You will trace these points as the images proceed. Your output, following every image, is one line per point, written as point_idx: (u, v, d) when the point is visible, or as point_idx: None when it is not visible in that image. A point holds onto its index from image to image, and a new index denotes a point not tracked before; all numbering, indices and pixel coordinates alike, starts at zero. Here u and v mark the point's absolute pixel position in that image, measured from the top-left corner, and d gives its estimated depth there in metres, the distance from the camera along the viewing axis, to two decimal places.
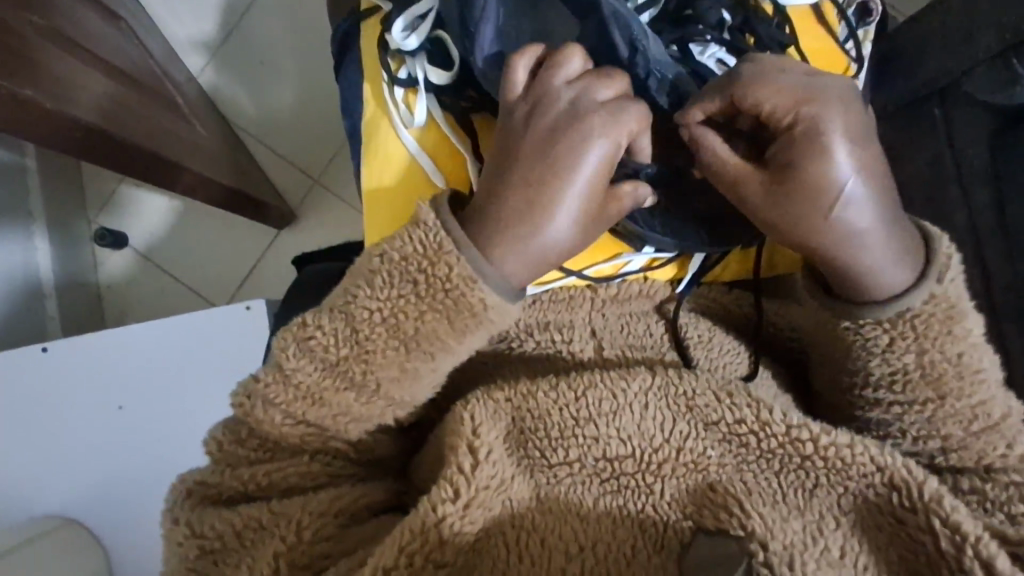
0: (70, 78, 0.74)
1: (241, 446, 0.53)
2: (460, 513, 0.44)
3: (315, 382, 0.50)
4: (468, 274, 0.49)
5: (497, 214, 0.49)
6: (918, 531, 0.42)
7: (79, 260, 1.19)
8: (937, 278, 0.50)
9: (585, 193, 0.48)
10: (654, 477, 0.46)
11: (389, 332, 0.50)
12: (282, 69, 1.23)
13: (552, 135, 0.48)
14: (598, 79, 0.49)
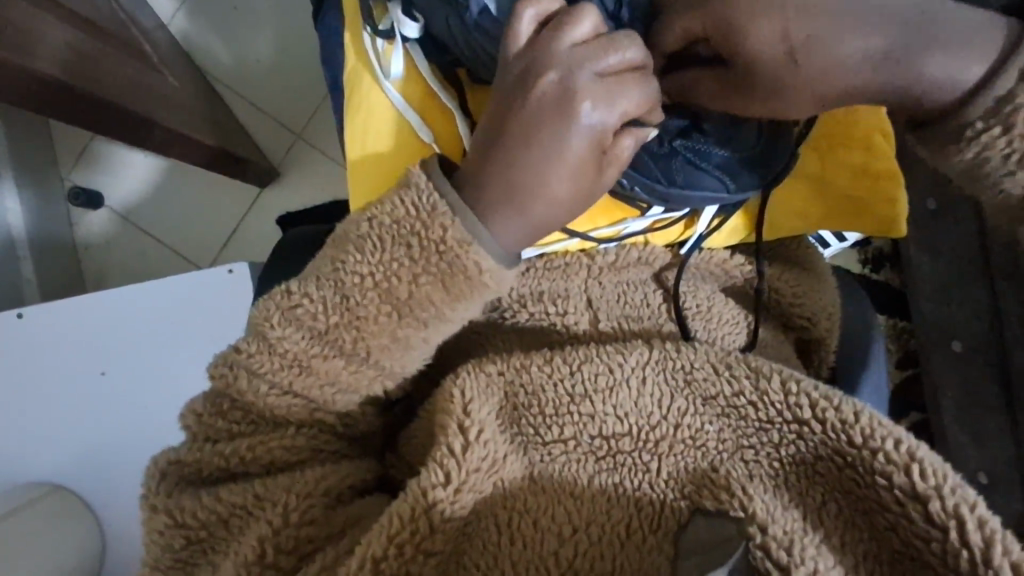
0: (26, 27, 0.68)
1: (222, 418, 0.50)
2: (451, 499, 0.42)
3: (303, 351, 0.48)
4: (461, 236, 0.45)
5: (489, 177, 0.45)
6: (929, 526, 0.38)
7: (56, 220, 1.13)
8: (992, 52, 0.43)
9: (577, 164, 0.44)
10: (651, 455, 0.45)
11: (381, 296, 0.47)
12: (258, 16, 1.16)
13: (540, 103, 0.43)
14: (607, 43, 0.43)
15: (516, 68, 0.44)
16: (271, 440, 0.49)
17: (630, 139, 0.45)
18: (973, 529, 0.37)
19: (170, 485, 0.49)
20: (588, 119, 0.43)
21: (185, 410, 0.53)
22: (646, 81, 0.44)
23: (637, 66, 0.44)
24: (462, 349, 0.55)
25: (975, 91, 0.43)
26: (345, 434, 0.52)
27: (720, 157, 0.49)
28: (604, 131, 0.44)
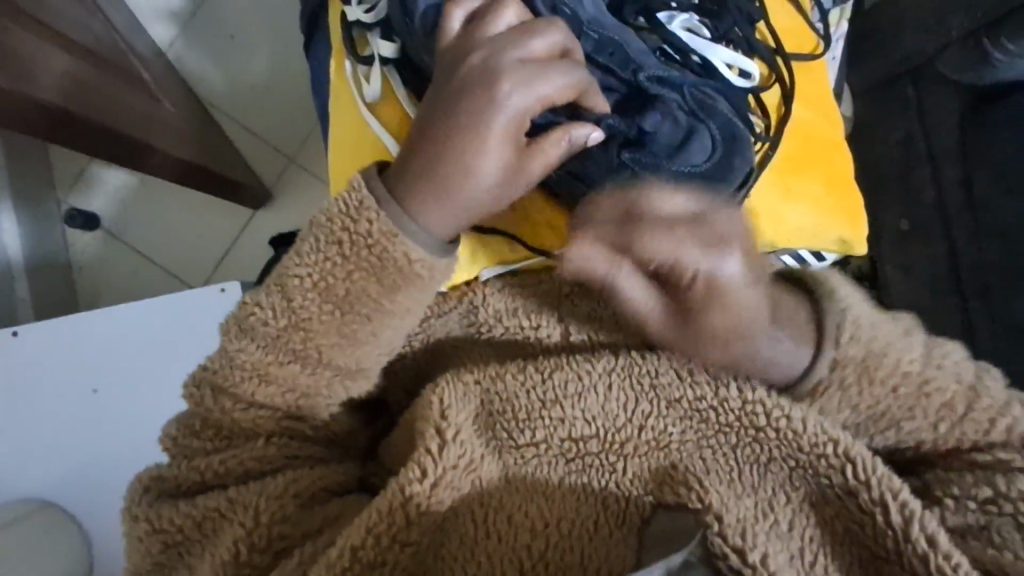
0: (31, 55, 0.71)
1: (196, 437, 0.53)
2: (427, 493, 0.45)
3: (259, 360, 0.50)
4: (387, 227, 0.47)
5: (417, 166, 0.47)
6: (870, 504, 0.44)
7: (50, 241, 1.16)
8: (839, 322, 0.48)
9: (500, 149, 0.47)
10: (617, 456, 0.47)
11: (321, 296, 0.49)
12: (254, 41, 1.21)
13: (463, 90, 0.46)
14: (527, 32, 0.47)
15: (447, 57, 0.48)
16: (242, 453, 0.52)
17: (556, 138, 0.47)
18: (895, 511, 0.43)
19: (150, 499, 0.51)
20: (510, 100, 0.46)
21: (162, 434, 0.55)
22: (566, 64, 0.47)
23: (558, 52, 0.47)
24: (435, 361, 0.58)
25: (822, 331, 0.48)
26: (319, 437, 0.54)
27: (661, 146, 0.50)
28: (525, 112, 0.47)
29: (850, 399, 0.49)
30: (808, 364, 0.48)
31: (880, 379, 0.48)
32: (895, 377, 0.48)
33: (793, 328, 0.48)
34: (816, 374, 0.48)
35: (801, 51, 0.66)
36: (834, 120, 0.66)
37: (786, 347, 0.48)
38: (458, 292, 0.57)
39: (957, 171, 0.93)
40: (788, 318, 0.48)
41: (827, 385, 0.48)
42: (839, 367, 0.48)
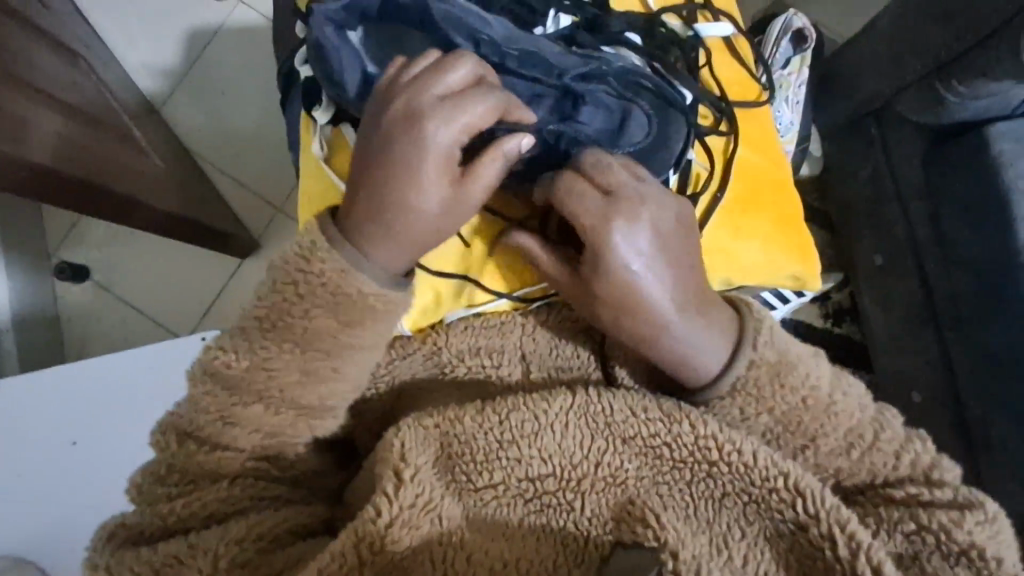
0: (21, 118, 0.74)
1: (161, 483, 0.53)
2: (383, 532, 0.45)
3: (223, 402, 0.52)
4: (340, 265, 0.49)
5: (364, 209, 0.49)
6: (818, 538, 0.46)
7: (40, 295, 1.17)
8: (752, 344, 0.54)
9: (434, 181, 0.48)
10: (575, 494, 0.49)
11: (280, 336, 0.50)
12: (242, 96, 1.26)
13: (390, 131, 0.48)
14: (442, 69, 0.48)
15: (376, 101, 0.49)
16: (207, 495, 0.52)
17: (488, 166, 0.49)
18: (844, 547, 0.45)
19: (114, 546, 0.50)
20: (439, 136, 0.48)
21: (130, 482, 0.55)
22: (484, 90, 0.48)
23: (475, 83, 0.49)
24: (400, 403, 0.60)
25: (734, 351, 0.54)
26: (285, 477, 0.55)
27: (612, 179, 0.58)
28: (454, 146, 0.48)
29: (757, 397, 0.54)
30: (725, 365, 0.54)
31: (789, 386, 0.54)
32: (798, 394, 0.54)
33: (724, 321, 0.54)
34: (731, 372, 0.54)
35: (746, 99, 0.70)
36: (779, 164, 0.70)
37: (720, 338, 0.54)
38: (422, 334, 0.59)
39: (923, 209, 0.97)
40: (716, 322, 0.54)
41: (743, 381, 0.54)
42: (755, 366, 0.54)
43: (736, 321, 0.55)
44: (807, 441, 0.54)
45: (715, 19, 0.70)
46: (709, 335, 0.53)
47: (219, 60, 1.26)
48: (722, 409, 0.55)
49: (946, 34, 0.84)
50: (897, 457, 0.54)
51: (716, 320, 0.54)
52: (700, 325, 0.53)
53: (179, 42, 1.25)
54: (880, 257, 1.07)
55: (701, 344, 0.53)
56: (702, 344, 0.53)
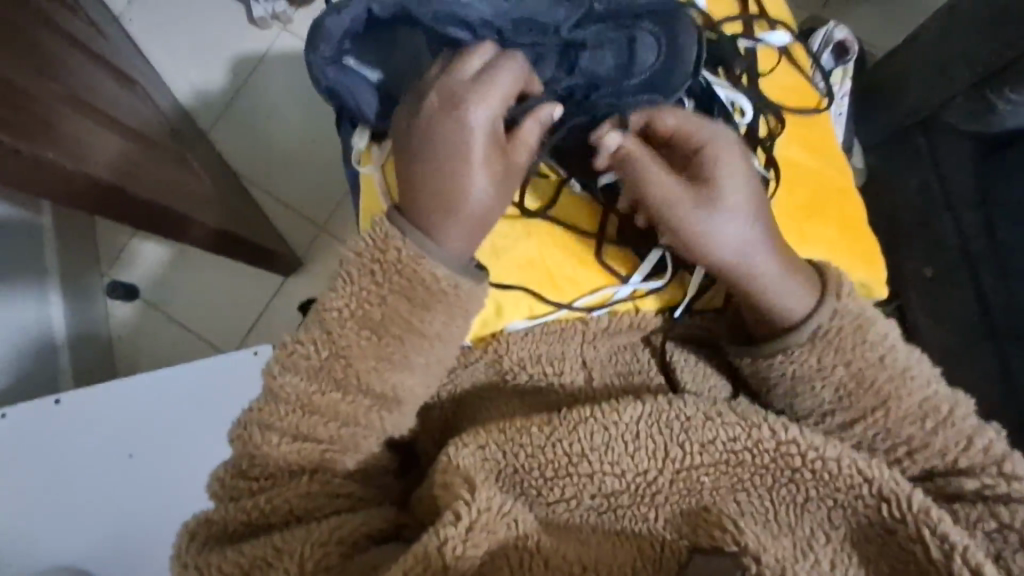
0: (87, 140, 0.78)
1: (243, 477, 0.54)
2: (463, 536, 0.44)
3: (302, 390, 0.52)
4: (414, 252, 0.51)
5: (422, 192, 0.52)
6: (907, 540, 0.45)
7: (93, 312, 1.21)
8: (835, 295, 0.56)
9: (484, 160, 0.52)
10: (649, 507, 0.48)
11: (359, 323, 0.52)
12: (287, 119, 1.30)
13: (431, 121, 0.52)
14: (463, 61, 0.53)
15: (410, 100, 0.54)
16: (288, 490, 0.52)
17: (526, 142, 0.54)
18: (934, 546, 0.44)
19: (201, 548, 0.51)
20: (478, 117, 0.52)
21: (211, 476, 0.56)
22: (506, 66, 0.53)
23: (494, 63, 0.54)
24: (462, 411, 0.60)
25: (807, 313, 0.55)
26: (357, 474, 0.55)
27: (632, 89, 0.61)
28: (495, 123, 0.52)
29: (836, 347, 0.55)
30: (805, 315, 0.55)
31: (870, 340, 0.55)
32: (875, 349, 0.55)
33: (804, 271, 0.57)
34: (821, 311, 0.55)
35: (807, 106, 0.70)
36: (842, 168, 0.70)
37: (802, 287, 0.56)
38: (484, 342, 0.60)
39: (976, 218, 0.94)
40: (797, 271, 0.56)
41: (825, 329, 0.55)
42: (839, 315, 0.55)
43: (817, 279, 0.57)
44: (880, 401, 0.54)
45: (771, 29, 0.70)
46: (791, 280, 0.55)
47: (265, 84, 1.30)
48: (800, 358, 0.55)
49: (996, 39, 0.83)
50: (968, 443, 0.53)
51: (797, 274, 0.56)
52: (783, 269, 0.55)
53: (227, 68, 1.30)
54: (929, 269, 1.04)
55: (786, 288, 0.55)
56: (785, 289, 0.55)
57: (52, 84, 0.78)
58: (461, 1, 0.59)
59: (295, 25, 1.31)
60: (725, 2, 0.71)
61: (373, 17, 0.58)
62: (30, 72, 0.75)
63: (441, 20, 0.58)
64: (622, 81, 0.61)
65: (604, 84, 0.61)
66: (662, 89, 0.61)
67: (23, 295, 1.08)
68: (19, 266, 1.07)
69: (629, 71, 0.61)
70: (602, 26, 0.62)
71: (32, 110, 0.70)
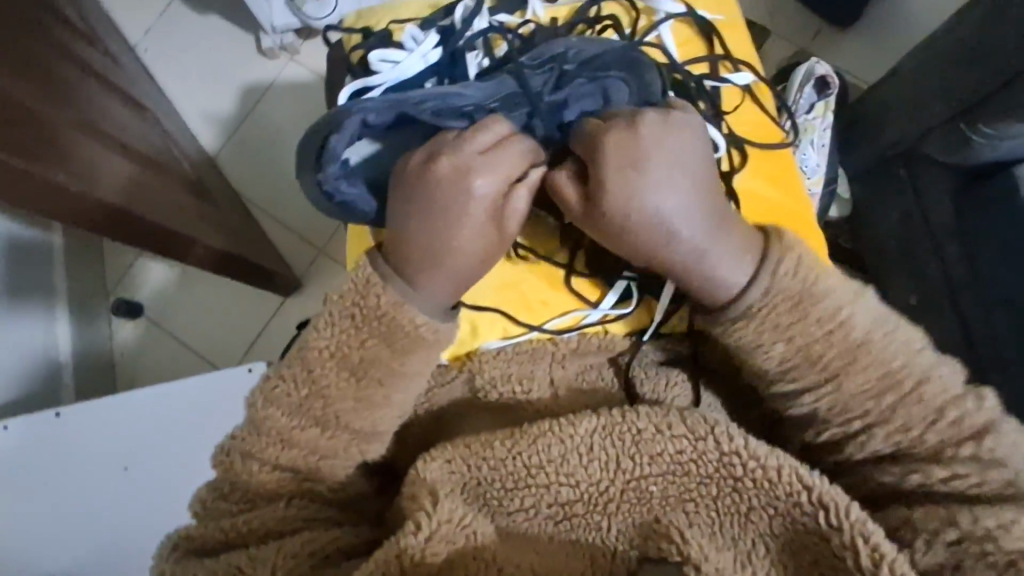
0: (98, 164, 0.82)
1: (225, 500, 0.56)
2: (422, 545, 0.47)
3: (284, 426, 0.55)
4: (396, 299, 0.54)
5: (414, 247, 0.54)
6: (841, 548, 0.47)
7: (97, 329, 1.25)
8: (771, 272, 0.57)
9: (476, 226, 0.54)
10: (601, 515, 0.51)
11: (338, 364, 0.55)
12: (290, 145, 1.35)
13: (436, 184, 0.54)
14: (479, 132, 0.55)
15: (419, 160, 0.55)
16: (265, 514, 0.55)
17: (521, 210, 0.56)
18: (863, 555, 0.46)
19: (177, 557, 0.53)
20: (482, 188, 0.54)
21: (192, 496, 0.59)
22: (520, 144, 0.55)
23: (508, 138, 0.56)
24: (440, 425, 0.63)
25: (748, 284, 0.57)
26: (335, 499, 0.58)
27: None
28: (495, 194, 0.54)
29: (776, 323, 0.57)
30: (747, 282, 0.57)
31: (812, 316, 0.56)
32: (824, 324, 0.56)
33: (748, 243, 0.58)
34: (756, 285, 0.57)
35: (770, 141, 0.74)
36: (803, 202, 0.73)
37: (740, 258, 0.57)
38: (460, 361, 0.65)
39: (956, 246, 0.97)
40: (731, 245, 0.57)
41: (759, 306, 0.57)
42: (772, 293, 0.57)
43: (761, 244, 0.59)
44: (827, 375, 0.56)
45: (735, 70, 0.75)
46: (729, 254, 0.56)
47: (271, 113, 1.36)
48: (741, 330, 0.57)
49: (967, 75, 0.86)
50: (949, 452, 0.54)
51: (730, 250, 0.56)
52: (718, 243, 0.56)
53: (235, 97, 1.37)
54: (914, 296, 1.07)
55: (717, 267, 0.56)
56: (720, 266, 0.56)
57: (66, 112, 0.83)
58: (452, 93, 0.60)
59: (302, 56, 1.38)
60: (693, 45, 0.75)
61: (364, 122, 0.59)
62: (46, 101, 0.80)
63: (443, 115, 0.59)
64: None
65: None
66: None
67: (37, 310, 1.12)
68: (29, 285, 1.11)
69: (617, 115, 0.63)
70: (580, 82, 0.63)
71: (47, 139, 0.75)
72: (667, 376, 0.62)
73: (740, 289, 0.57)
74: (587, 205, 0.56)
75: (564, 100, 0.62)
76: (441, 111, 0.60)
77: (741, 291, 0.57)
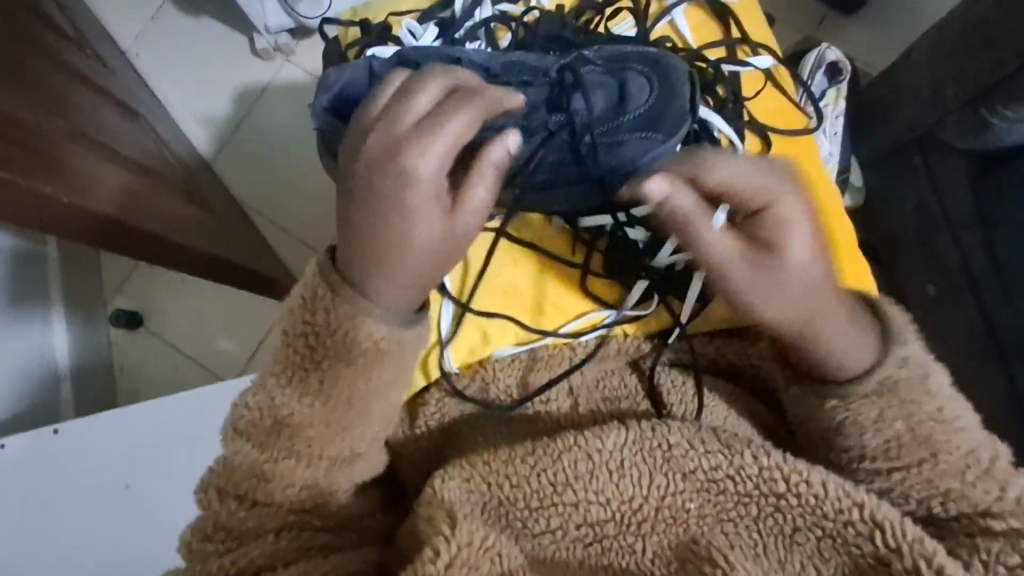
0: (87, 171, 0.79)
1: (208, 540, 0.53)
2: (443, 574, 0.44)
3: (255, 459, 0.52)
4: (348, 312, 0.49)
5: (360, 253, 0.48)
6: (905, 573, 0.45)
7: (96, 340, 1.22)
8: (898, 347, 0.54)
9: (424, 215, 0.47)
10: (636, 537, 0.48)
11: (299, 389, 0.52)
12: (288, 148, 1.31)
13: (370, 172, 0.46)
14: (409, 101, 0.47)
15: (353, 148, 0.48)
16: (253, 549, 0.52)
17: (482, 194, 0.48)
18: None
19: None
20: (418, 166, 0.46)
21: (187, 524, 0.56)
22: (459, 101, 0.47)
23: (446, 100, 0.47)
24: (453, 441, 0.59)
25: (872, 367, 0.53)
26: (327, 526, 0.55)
27: (624, 128, 0.60)
28: (437, 171, 0.46)
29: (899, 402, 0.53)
30: (864, 369, 0.53)
31: (915, 402, 0.53)
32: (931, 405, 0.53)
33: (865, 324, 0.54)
34: (877, 373, 0.53)
35: (793, 127, 0.70)
36: (829, 191, 0.70)
37: (865, 336, 0.53)
38: (471, 369, 0.62)
39: (974, 234, 0.93)
40: (858, 325, 0.53)
41: (889, 382, 0.53)
42: (906, 367, 0.53)
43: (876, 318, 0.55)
44: (930, 454, 0.52)
45: (754, 54, 0.71)
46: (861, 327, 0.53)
47: (268, 116, 1.32)
48: (862, 408, 0.53)
49: (988, 57, 0.82)
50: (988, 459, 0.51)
51: (855, 323, 0.53)
52: (848, 322, 0.52)
53: (229, 100, 1.33)
54: (933, 287, 1.03)
55: (841, 338, 0.52)
56: (845, 341, 0.53)
57: (53, 117, 0.79)
58: (452, 51, 0.63)
59: (297, 57, 1.34)
60: (707, 29, 0.72)
61: (369, 69, 0.61)
62: (32, 107, 0.76)
63: (431, 59, 0.62)
64: (618, 120, 0.60)
65: (600, 124, 0.61)
66: (658, 127, 0.60)
67: (34, 322, 1.09)
68: (25, 297, 1.08)
69: (623, 110, 0.61)
70: (593, 69, 0.62)
71: (34, 145, 0.71)
72: (689, 391, 0.58)
73: (864, 369, 0.53)
74: (745, 279, 0.50)
75: (574, 83, 0.61)
76: (433, 58, 0.62)
77: (857, 378, 0.53)
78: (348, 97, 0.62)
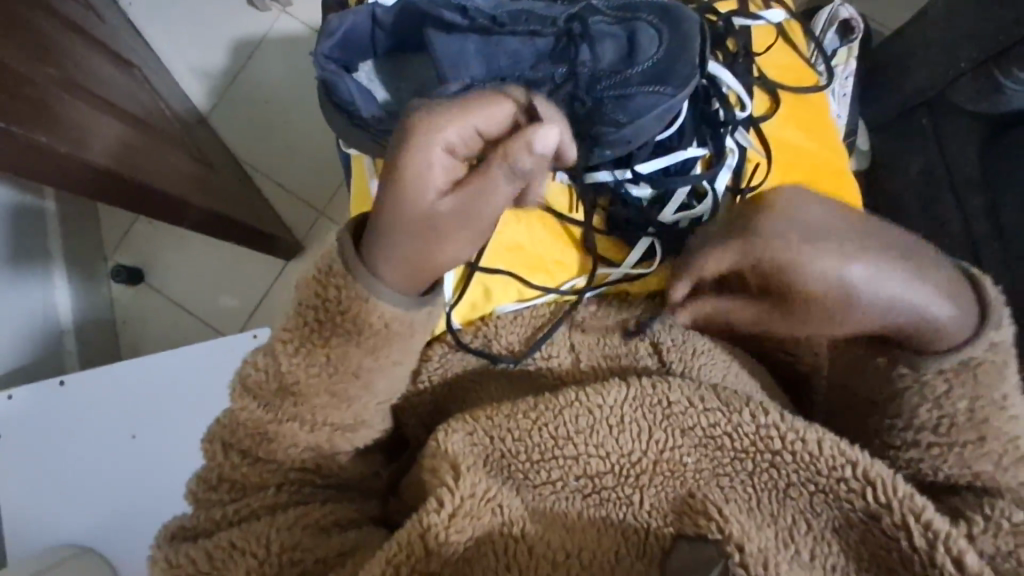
0: (83, 124, 0.77)
1: (214, 491, 0.55)
2: (446, 523, 0.45)
3: (259, 418, 0.53)
4: (360, 292, 0.48)
5: (375, 240, 0.46)
6: (892, 527, 0.47)
7: (96, 294, 1.22)
8: (995, 327, 0.54)
9: (429, 207, 0.44)
10: (633, 488, 0.49)
11: (306, 360, 0.51)
12: (286, 101, 1.29)
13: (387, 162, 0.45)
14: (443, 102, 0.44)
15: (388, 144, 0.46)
16: (253, 501, 0.54)
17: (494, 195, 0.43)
18: (918, 534, 0.46)
19: (172, 541, 0.53)
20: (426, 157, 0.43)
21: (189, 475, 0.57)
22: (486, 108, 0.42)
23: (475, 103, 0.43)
24: (455, 396, 0.60)
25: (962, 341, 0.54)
26: (328, 483, 0.56)
27: (631, 79, 0.59)
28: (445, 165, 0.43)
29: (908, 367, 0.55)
30: (957, 338, 0.54)
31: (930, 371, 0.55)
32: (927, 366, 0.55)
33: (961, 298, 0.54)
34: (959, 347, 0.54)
35: (802, 84, 0.69)
36: (835, 147, 0.69)
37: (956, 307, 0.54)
38: (473, 326, 0.62)
39: (978, 199, 0.93)
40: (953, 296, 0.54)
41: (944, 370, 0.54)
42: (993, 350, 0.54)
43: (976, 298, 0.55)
44: None
45: (766, 6, 0.70)
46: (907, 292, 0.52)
47: (266, 68, 1.30)
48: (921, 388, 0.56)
49: (1005, 17, 0.80)
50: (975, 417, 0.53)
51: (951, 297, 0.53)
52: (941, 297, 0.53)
53: (224, 51, 1.30)
54: None
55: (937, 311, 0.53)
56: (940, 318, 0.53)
57: (47, 69, 0.78)
58: None
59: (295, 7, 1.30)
60: None
61: (371, 16, 0.60)
62: (25, 56, 0.74)
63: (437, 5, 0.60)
64: (626, 71, 0.59)
65: (608, 75, 0.59)
66: (667, 81, 0.59)
67: (36, 277, 1.09)
68: (26, 252, 1.08)
69: (632, 61, 0.60)
70: (602, 20, 0.61)
71: (29, 96, 0.70)
72: (689, 348, 0.60)
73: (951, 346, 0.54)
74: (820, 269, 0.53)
75: (583, 33, 0.60)
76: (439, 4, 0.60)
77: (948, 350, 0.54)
78: (351, 44, 0.60)
